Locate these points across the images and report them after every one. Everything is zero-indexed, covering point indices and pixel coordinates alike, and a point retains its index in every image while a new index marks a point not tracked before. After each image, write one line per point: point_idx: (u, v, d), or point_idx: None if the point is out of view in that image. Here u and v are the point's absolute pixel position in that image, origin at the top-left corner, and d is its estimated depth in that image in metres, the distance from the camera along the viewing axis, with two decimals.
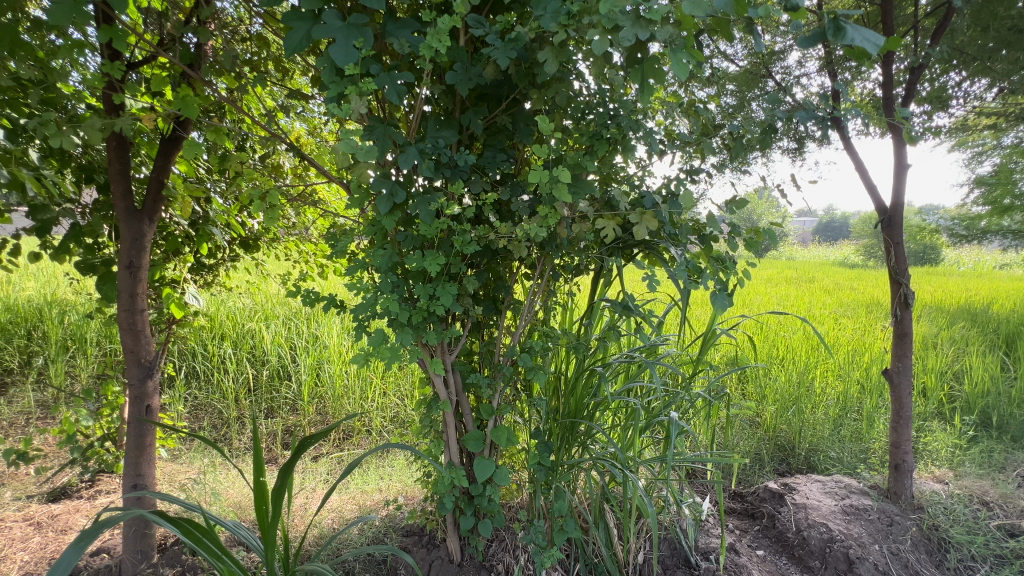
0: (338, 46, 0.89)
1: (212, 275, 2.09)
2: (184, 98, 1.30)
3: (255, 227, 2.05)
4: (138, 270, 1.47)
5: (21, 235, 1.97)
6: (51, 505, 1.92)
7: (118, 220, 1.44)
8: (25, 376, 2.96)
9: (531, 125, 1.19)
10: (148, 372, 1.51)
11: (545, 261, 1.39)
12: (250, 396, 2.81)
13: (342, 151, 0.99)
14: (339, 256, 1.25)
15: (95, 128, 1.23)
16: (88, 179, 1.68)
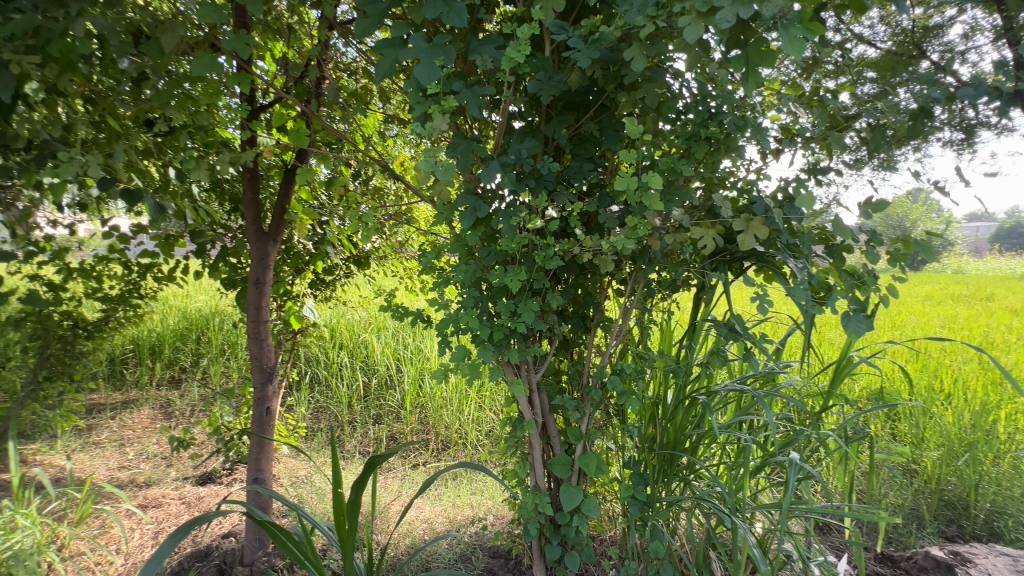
0: (422, 65, 0.91)
1: (329, 290, 2.30)
2: (298, 131, 1.44)
3: (366, 246, 2.22)
4: (264, 285, 1.66)
5: (189, 256, 2.36)
6: (199, 488, 2.24)
7: (249, 241, 1.65)
8: (194, 373, 3.55)
9: (620, 130, 1.11)
10: (269, 378, 1.68)
11: (638, 276, 1.28)
12: (362, 402, 3.03)
13: (425, 168, 1.01)
14: (429, 271, 1.28)
15: (229, 162, 1.41)
16: (234, 207, 1.96)
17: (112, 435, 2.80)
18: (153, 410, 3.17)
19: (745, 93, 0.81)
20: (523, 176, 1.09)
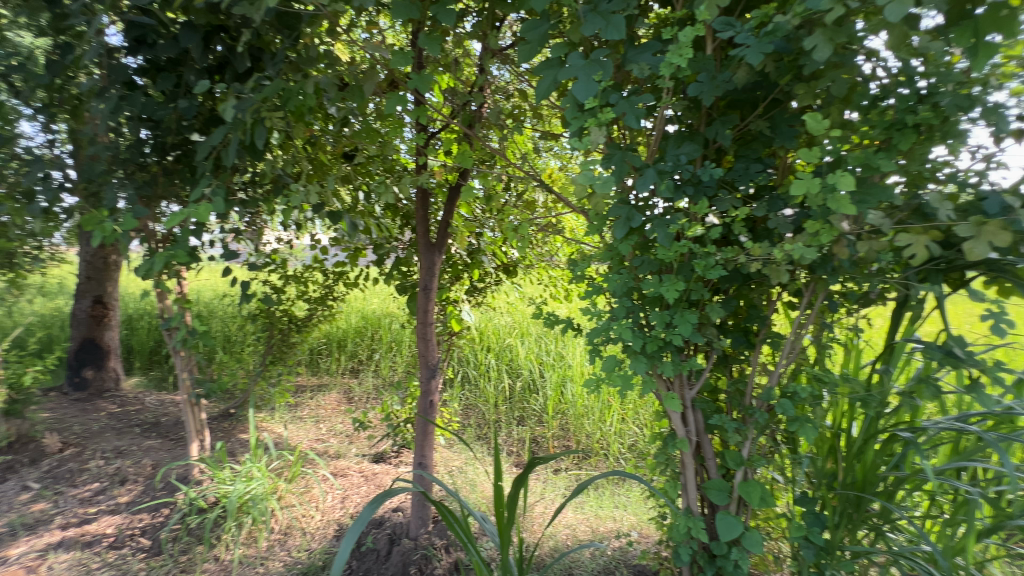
0: (580, 82, 0.95)
1: (481, 296, 2.49)
2: (464, 153, 1.60)
3: (514, 255, 2.35)
4: (430, 291, 1.87)
5: (369, 264, 2.77)
6: (374, 465, 2.60)
7: (420, 252, 1.87)
8: (368, 365, 4.14)
9: (796, 126, 1.01)
10: (432, 373, 1.88)
11: (816, 288, 1.13)
12: (507, 403, 3.20)
13: (582, 181, 1.04)
14: (579, 280, 1.30)
15: (409, 184, 1.63)
16: (406, 222, 2.24)
17: (311, 412, 3.42)
18: (339, 394, 3.78)
19: (978, 63, 0.79)
20: (681, 183, 1.06)
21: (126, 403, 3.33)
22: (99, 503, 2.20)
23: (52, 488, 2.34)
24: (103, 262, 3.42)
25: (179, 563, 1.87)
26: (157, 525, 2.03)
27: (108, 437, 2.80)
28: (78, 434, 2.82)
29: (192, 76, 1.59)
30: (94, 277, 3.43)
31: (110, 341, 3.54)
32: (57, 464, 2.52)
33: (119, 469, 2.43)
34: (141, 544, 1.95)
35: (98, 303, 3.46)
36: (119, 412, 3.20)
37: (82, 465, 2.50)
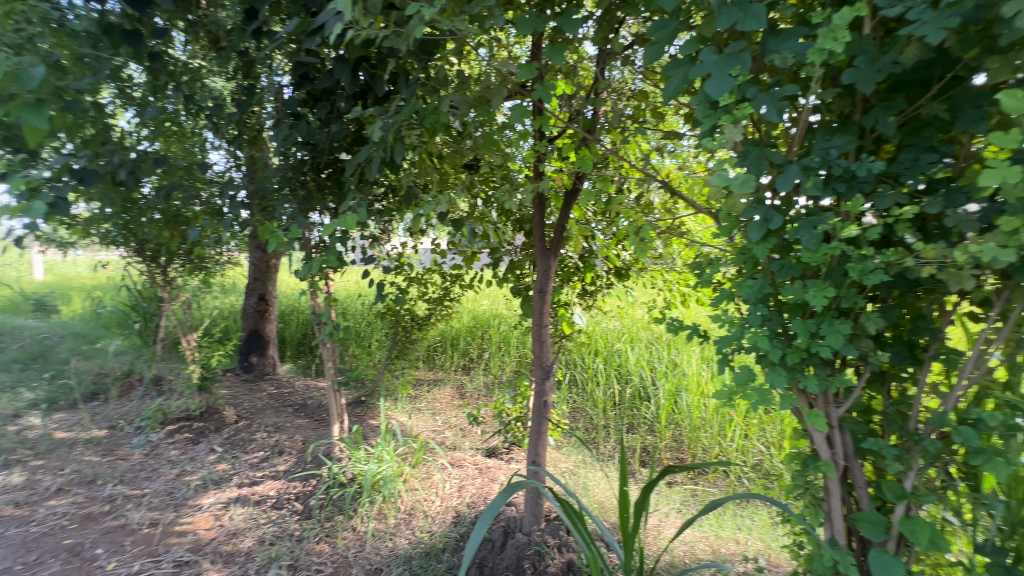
0: (714, 79, 0.91)
1: (592, 300, 2.49)
2: (583, 158, 1.61)
3: (627, 258, 2.31)
4: (545, 293, 1.90)
5: (484, 267, 2.91)
6: (487, 459, 2.73)
7: (536, 255, 1.92)
8: (479, 363, 4.36)
9: (985, 107, 0.86)
10: (546, 374, 1.91)
11: (1011, 297, 0.95)
12: (616, 409, 3.14)
13: (714, 182, 0.99)
14: (705, 285, 1.24)
15: (529, 191, 1.69)
16: (520, 227, 2.32)
17: (429, 404, 3.69)
18: (453, 389, 4.03)
19: None
20: (830, 179, 0.96)
21: (281, 386, 3.91)
22: (264, 469, 2.61)
23: (230, 452, 2.82)
24: (266, 265, 4.03)
25: (325, 527, 2.13)
26: (307, 492, 2.35)
27: (269, 414, 3.31)
28: (248, 409, 3.37)
29: (343, 103, 1.83)
30: (259, 278, 4.06)
31: (269, 332, 4.16)
32: (233, 433, 3.04)
33: (278, 442, 2.86)
34: (296, 507, 2.27)
35: (262, 300, 4.09)
36: (276, 393, 3.77)
37: (251, 435, 2.99)
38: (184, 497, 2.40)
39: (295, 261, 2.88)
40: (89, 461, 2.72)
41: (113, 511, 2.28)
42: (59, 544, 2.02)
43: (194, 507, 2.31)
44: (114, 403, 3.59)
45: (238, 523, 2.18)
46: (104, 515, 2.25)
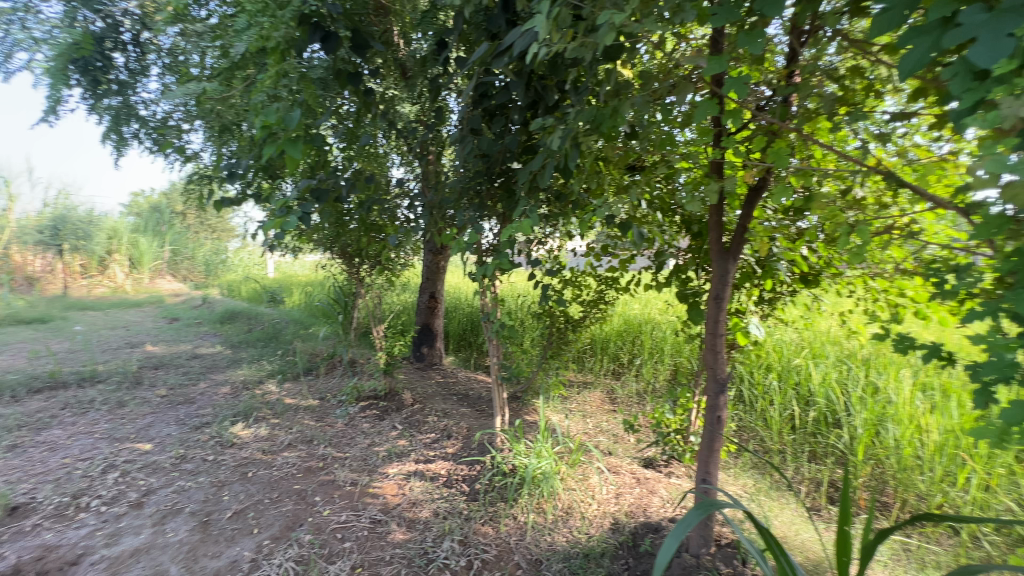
0: (985, 43, 0.74)
1: (770, 308, 2.25)
2: (778, 150, 1.44)
3: (818, 262, 2.03)
4: (722, 300, 1.76)
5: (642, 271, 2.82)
6: (644, 469, 2.66)
7: (711, 259, 1.79)
8: (630, 370, 4.27)
9: None
10: (721, 388, 1.77)
11: None
12: (793, 433, 2.79)
13: (982, 170, 0.80)
14: (952, 299, 1.02)
15: (712, 190, 1.56)
16: (686, 229, 2.20)
17: (579, 406, 3.71)
18: (603, 393, 4.00)
19: None
20: None
21: (446, 375, 4.38)
22: (436, 449, 2.92)
23: (409, 430, 3.22)
24: (436, 267, 4.47)
25: (490, 511, 2.29)
26: (472, 475, 2.56)
27: (438, 400, 3.71)
28: (421, 394, 3.82)
29: (516, 116, 1.94)
30: (431, 277, 4.51)
31: (436, 327, 4.63)
32: (410, 414, 3.46)
33: (447, 426, 3.18)
34: (463, 488, 2.48)
35: (432, 297, 4.55)
36: (442, 381, 4.23)
37: (425, 418, 3.38)
38: (375, 464, 2.80)
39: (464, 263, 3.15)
40: (308, 424, 3.34)
41: (326, 467, 2.76)
42: (291, 488, 2.52)
43: (383, 474, 2.68)
44: (322, 378, 4.36)
45: (418, 494, 2.46)
46: (320, 469, 2.73)
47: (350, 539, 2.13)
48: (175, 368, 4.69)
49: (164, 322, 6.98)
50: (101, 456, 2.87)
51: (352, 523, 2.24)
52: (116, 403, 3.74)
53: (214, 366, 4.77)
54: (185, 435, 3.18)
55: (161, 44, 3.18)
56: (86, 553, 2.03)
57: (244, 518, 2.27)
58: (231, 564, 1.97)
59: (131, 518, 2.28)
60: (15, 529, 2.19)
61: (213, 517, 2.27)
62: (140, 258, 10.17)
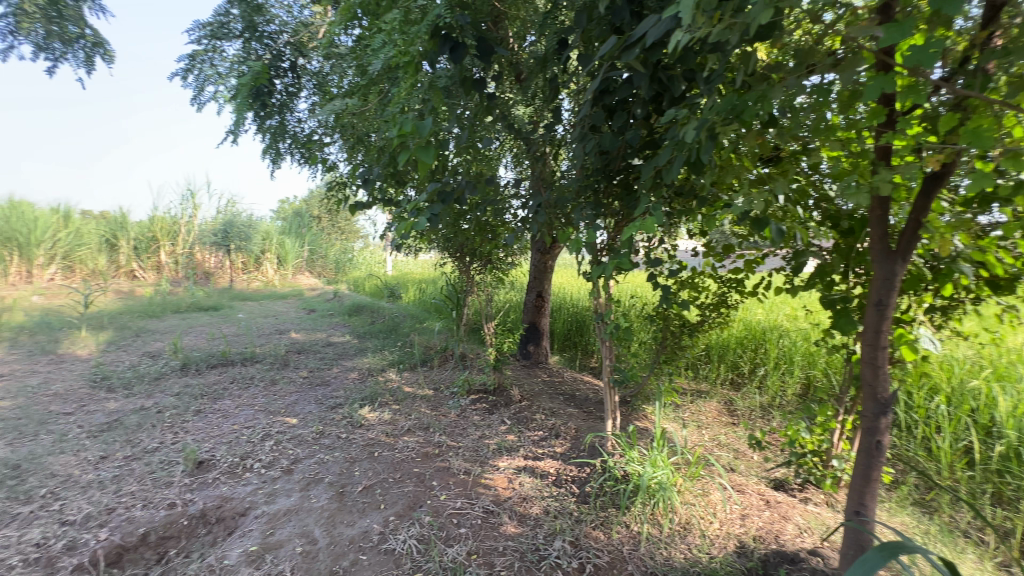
0: None
1: (946, 317, 1.92)
2: (976, 131, 1.19)
3: (1018, 266, 1.68)
4: (886, 308, 1.52)
5: (774, 272, 2.57)
6: (775, 491, 2.44)
7: (872, 260, 1.55)
8: (752, 381, 3.94)
9: None
10: (883, 410, 1.53)
11: None
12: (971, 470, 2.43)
13: None
14: None
15: (885, 181, 1.33)
16: (834, 226, 1.96)
17: (693, 415, 3.46)
18: (720, 404, 3.71)
19: None
20: None
21: (552, 374, 4.44)
22: (544, 447, 2.95)
23: (517, 426, 3.30)
24: (543, 266, 4.50)
25: (601, 515, 2.24)
26: (581, 478, 2.55)
27: (545, 399, 3.75)
28: (529, 392, 3.89)
29: (639, 109, 1.84)
30: (538, 277, 4.53)
31: (543, 325, 4.68)
32: (518, 410, 3.54)
33: (555, 426, 3.21)
34: (573, 489, 2.47)
35: (539, 296, 4.58)
36: (548, 379, 4.29)
37: (533, 415, 3.43)
38: (486, 456, 2.90)
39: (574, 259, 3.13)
40: (425, 412, 3.57)
41: (442, 454, 2.92)
42: (411, 470, 2.70)
43: (494, 466, 2.77)
44: (436, 369, 4.64)
45: (528, 490, 2.50)
46: (436, 456, 2.90)
47: (465, 525, 2.22)
48: (313, 353, 5.32)
49: (303, 313, 7.96)
50: (260, 425, 3.35)
51: (467, 510, 2.33)
52: (269, 381, 4.34)
53: (344, 353, 5.33)
54: (323, 413, 3.58)
55: (311, 69, 3.63)
56: (250, 507, 2.38)
57: (373, 493, 2.48)
58: (363, 534, 2.16)
59: (283, 481, 2.62)
60: (200, 480, 2.64)
61: (347, 489, 2.52)
62: (285, 257, 11.73)
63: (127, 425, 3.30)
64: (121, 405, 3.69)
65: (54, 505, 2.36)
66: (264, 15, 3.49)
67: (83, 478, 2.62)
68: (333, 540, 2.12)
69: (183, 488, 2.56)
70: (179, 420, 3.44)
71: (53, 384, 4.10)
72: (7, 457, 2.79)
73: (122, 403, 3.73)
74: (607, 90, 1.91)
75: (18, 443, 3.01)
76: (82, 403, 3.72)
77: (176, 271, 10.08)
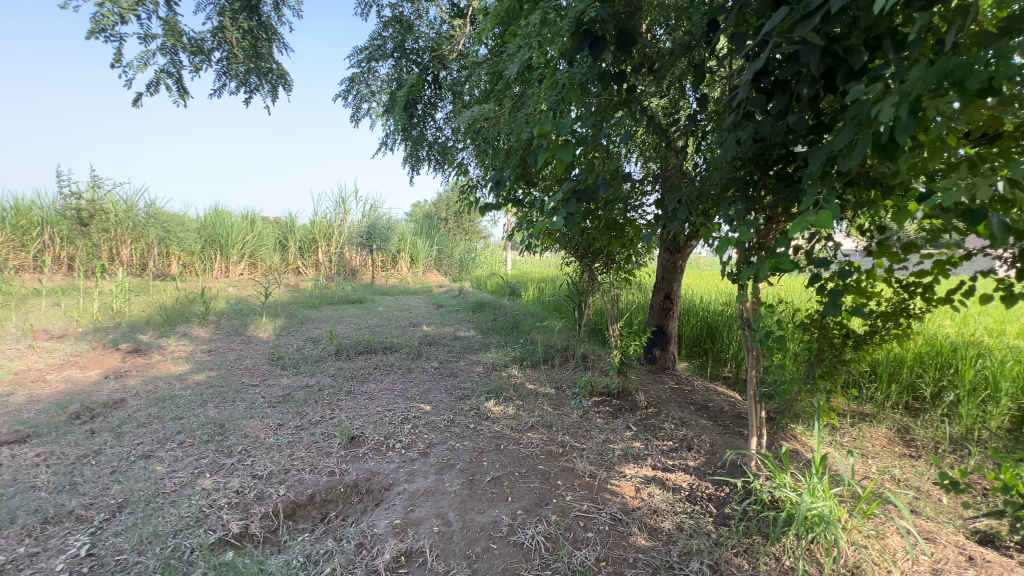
0: None
1: None
2: None
3: None
4: None
5: (979, 277, 2.08)
6: (979, 546, 2.00)
7: None
8: (935, 407, 3.29)
9: None
10: None
11: None
12: None
13: None
14: None
15: None
16: None
17: (855, 441, 2.98)
18: (891, 431, 3.14)
19: None
20: None
21: (681, 382, 4.20)
22: (675, 459, 2.82)
23: (644, 433, 3.17)
24: (673, 266, 4.24)
25: (744, 542, 2.05)
26: (721, 498, 2.38)
27: (674, 408, 3.56)
28: (655, 398, 3.71)
29: (806, 89, 1.58)
30: (666, 278, 4.28)
31: (670, 329, 4.43)
32: (645, 416, 3.39)
33: (686, 437, 3.05)
34: (710, 509, 2.30)
35: (667, 298, 4.33)
36: (676, 387, 4.07)
37: (661, 423, 3.27)
38: (612, 461, 2.82)
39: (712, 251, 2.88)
40: (548, 409, 3.60)
41: (566, 454, 2.91)
42: (537, 467, 2.74)
43: (620, 473, 2.69)
44: (558, 368, 4.66)
45: (658, 502, 2.38)
46: (560, 455, 2.91)
47: (593, 530, 2.18)
48: (443, 346, 5.71)
49: (433, 308, 8.61)
50: (400, 409, 3.68)
51: (593, 515, 2.29)
52: (406, 369, 4.76)
53: (470, 347, 5.63)
54: (453, 403, 3.82)
55: (450, 81, 3.89)
56: (394, 483, 2.61)
57: (501, 485, 2.56)
58: (493, 523, 2.24)
59: (420, 463, 2.84)
60: (353, 453, 2.98)
61: (477, 478, 2.63)
62: (417, 256, 12.82)
63: (297, 399, 3.87)
64: (292, 381, 4.33)
65: (247, 460, 2.85)
66: (411, 35, 3.81)
67: (267, 440, 3.12)
68: (466, 525, 2.23)
69: (340, 459, 2.91)
70: (336, 398, 3.93)
71: (244, 359, 4.98)
72: (214, 417, 3.45)
73: (293, 380, 4.38)
74: (765, 69, 1.68)
75: (222, 406, 3.71)
76: (264, 377, 4.46)
77: (330, 268, 11.61)
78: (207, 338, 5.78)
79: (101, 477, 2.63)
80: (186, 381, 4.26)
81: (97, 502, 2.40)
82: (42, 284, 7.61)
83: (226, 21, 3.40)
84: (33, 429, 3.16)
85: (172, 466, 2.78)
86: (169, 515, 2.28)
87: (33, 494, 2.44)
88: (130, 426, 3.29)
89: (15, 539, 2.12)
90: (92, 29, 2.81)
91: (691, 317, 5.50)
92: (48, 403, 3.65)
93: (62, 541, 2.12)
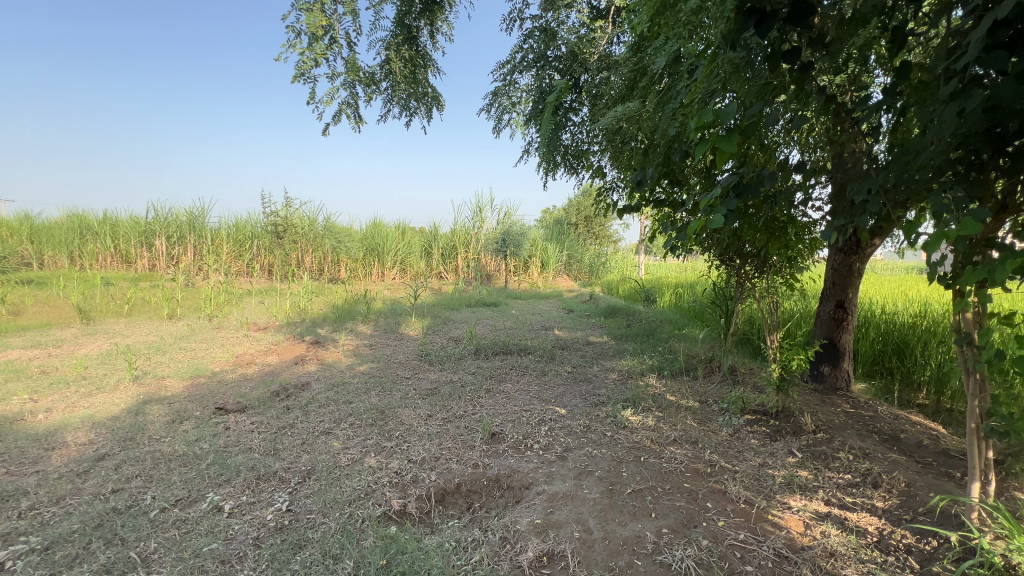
0: None
1: None
2: None
3: None
4: None
5: None
6: None
7: None
8: None
9: None
10: None
11: None
12: None
13: None
14: None
15: None
16: None
17: None
18: None
19: None
20: None
21: (859, 407, 3.57)
22: (857, 496, 2.41)
23: (813, 462, 2.76)
24: (847, 270, 3.63)
25: None
26: (925, 553, 1.96)
27: (851, 435, 3.03)
28: (826, 421, 3.22)
29: None
30: (839, 283, 3.67)
31: (844, 343, 3.81)
32: (813, 442, 2.96)
33: (870, 472, 2.58)
34: (911, 564, 1.91)
35: (840, 308, 3.71)
36: (853, 412, 3.47)
37: (834, 453, 2.82)
38: (773, 489, 2.50)
39: (906, 253, 2.40)
40: (692, 424, 3.34)
41: (716, 475, 2.66)
42: (683, 485, 2.55)
43: (784, 504, 2.37)
44: (702, 380, 4.31)
45: (837, 545, 2.04)
46: (709, 476, 2.66)
47: (753, 563, 1.95)
48: (576, 350, 5.69)
49: (564, 313, 8.62)
50: (536, 411, 3.75)
51: (753, 547, 2.05)
52: (540, 371, 4.84)
53: (603, 353, 5.51)
54: (589, 408, 3.76)
55: (591, 81, 3.87)
56: (533, 482, 2.66)
57: (643, 499, 2.44)
58: (636, 538, 2.13)
59: (558, 466, 2.84)
60: (494, 449, 3.10)
61: (617, 488, 2.54)
62: (548, 261, 13.07)
63: (443, 393, 4.19)
64: (437, 376, 4.71)
65: (403, 445, 3.16)
66: (552, 43, 3.90)
67: (419, 429, 3.43)
68: (607, 535, 2.17)
69: (482, 453, 3.05)
70: (476, 395, 4.16)
71: (397, 354, 5.56)
72: (377, 404, 3.91)
73: (438, 375, 4.75)
74: (1004, 20, 1.31)
75: (382, 394, 4.19)
76: (415, 371, 4.93)
77: (468, 273, 12.43)
78: (370, 334, 6.60)
79: (295, 446, 3.16)
80: (353, 370, 4.91)
81: (293, 467, 2.88)
82: (253, 287, 9.49)
83: (392, 53, 3.87)
84: (249, 401, 3.92)
85: (346, 442, 3.22)
86: (345, 486, 2.63)
87: (250, 455, 3.02)
88: (314, 405, 3.89)
89: (240, 489, 2.65)
90: (296, 74, 3.42)
91: (869, 332, 4.66)
92: (257, 381, 4.50)
93: (270, 495, 2.58)
